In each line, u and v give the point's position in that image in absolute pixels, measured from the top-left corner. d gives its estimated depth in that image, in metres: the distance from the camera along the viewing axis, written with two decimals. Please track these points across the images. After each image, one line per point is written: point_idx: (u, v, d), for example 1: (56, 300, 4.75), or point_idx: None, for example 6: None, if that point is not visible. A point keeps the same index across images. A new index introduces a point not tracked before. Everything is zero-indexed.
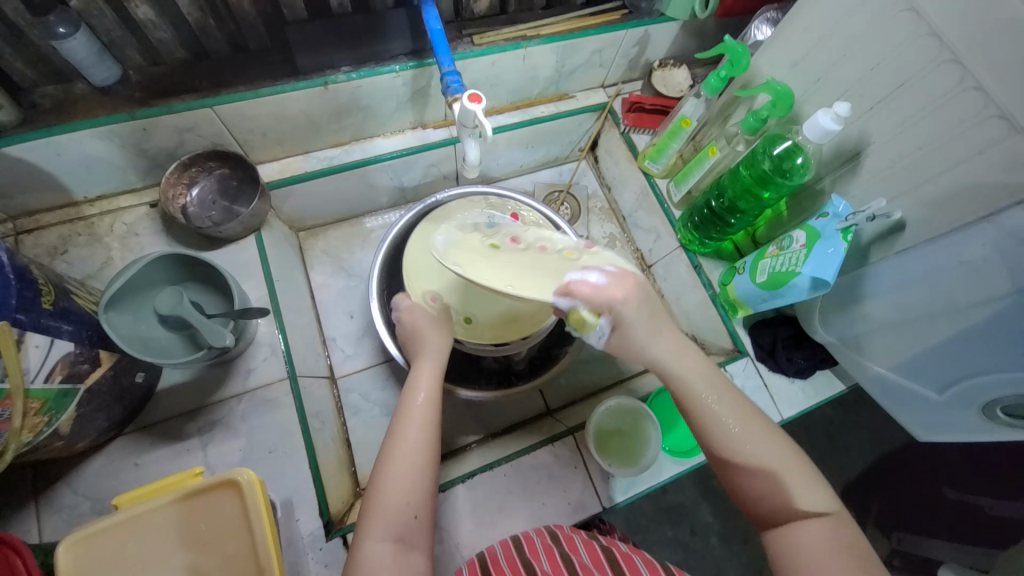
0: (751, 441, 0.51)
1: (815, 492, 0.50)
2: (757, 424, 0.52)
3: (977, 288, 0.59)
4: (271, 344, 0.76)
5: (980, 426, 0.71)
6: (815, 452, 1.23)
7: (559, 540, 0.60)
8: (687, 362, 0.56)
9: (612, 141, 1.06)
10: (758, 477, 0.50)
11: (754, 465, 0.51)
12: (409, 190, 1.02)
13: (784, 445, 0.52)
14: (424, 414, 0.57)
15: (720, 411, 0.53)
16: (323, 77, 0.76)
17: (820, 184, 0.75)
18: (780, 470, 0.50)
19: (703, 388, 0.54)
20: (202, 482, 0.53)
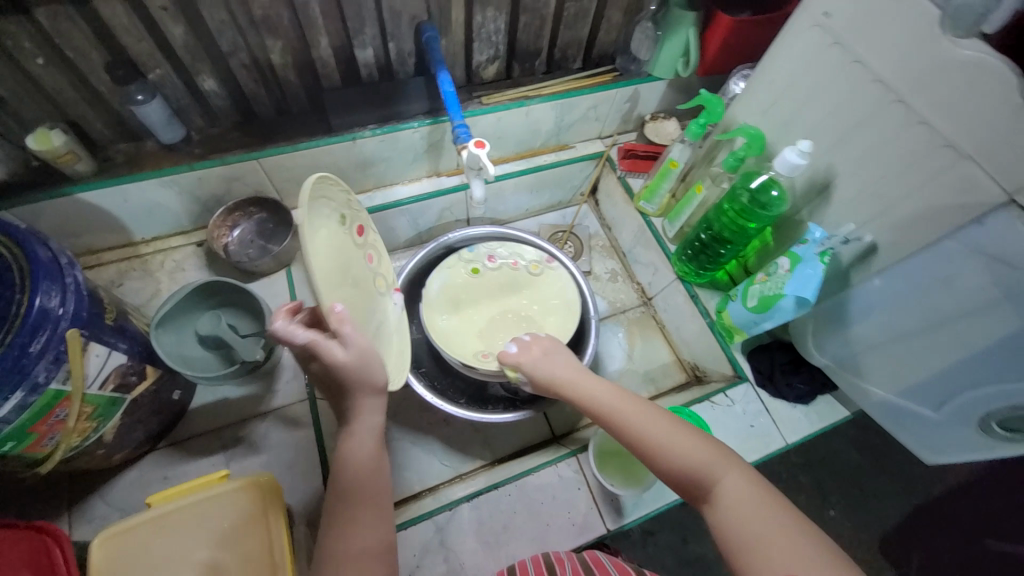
0: (651, 428, 0.55)
1: (724, 458, 0.51)
2: (655, 412, 0.57)
3: (964, 297, 0.62)
4: (294, 367, 0.82)
5: (983, 443, 0.72)
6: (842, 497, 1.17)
7: (548, 565, 0.60)
8: (585, 382, 0.65)
9: (611, 185, 1.15)
10: (665, 455, 0.53)
11: (657, 446, 0.54)
12: (425, 231, 1.11)
13: (692, 429, 0.55)
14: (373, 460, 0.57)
15: (617, 414, 0.59)
16: (352, 134, 0.88)
17: (798, 216, 0.81)
18: (682, 442, 0.53)
19: (603, 397, 0.62)
20: (229, 484, 0.58)
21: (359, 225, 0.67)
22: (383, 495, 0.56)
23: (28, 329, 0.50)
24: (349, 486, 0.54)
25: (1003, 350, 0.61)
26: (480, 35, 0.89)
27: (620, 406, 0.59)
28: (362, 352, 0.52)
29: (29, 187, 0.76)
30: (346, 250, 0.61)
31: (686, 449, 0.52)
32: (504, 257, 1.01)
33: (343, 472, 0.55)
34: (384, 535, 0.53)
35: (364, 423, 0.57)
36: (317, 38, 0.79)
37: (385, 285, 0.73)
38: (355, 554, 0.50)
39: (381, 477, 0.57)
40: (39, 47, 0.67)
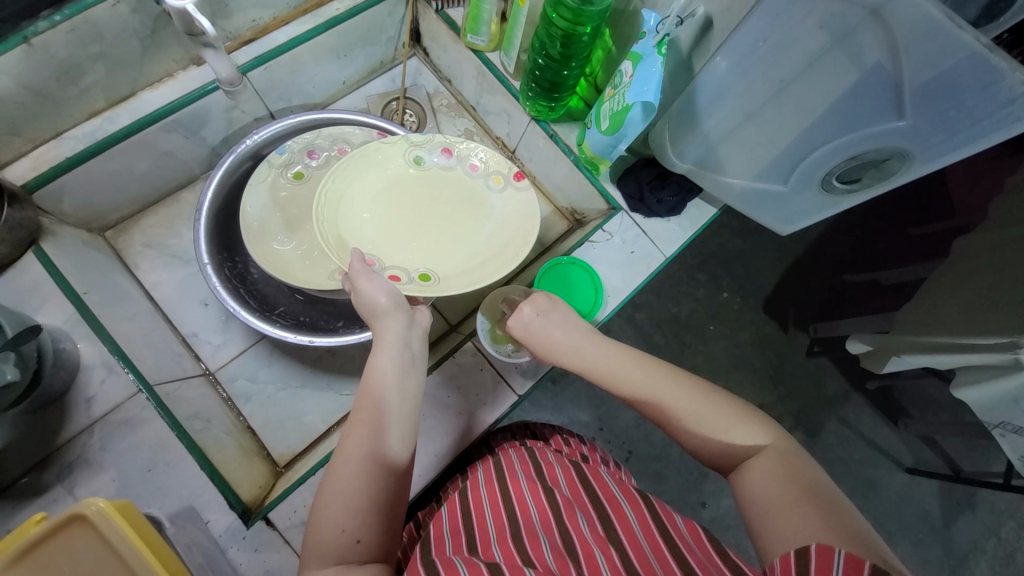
0: (685, 403, 0.54)
1: (772, 448, 0.50)
2: (682, 383, 0.56)
3: (874, 113, 0.58)
4: (106, 362, 0.66)
5: (824, 202, 0.74)
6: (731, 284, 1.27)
7: (542, 475, 0.62)
8: (593, 350, 0.61)
9: (432, 24, 0.93)
10: (696, 430, 0.53)
11: (697, 425, 0.53)
12: (220, 146, 0.87)
13: (724, 399, 0.55)
14: (389, 379, 0.58)
15: (633, 386, 0.57)
16: (20, 32, 0.60)
17: (632, 5, 0.71)
18: (728, 424, 0.52)
19: (619, 365, 0.59)
20: (48, 525, 0.47)
21: (441, 149, 0.80)
22: (400, 411, 0.57)
23: None
24: (362, 404, 0.57)
25: (836, 103, 0.60)
26: None
27: (648, 384, 0.56)
28: (374, 291, 0.64)
29: None
30: (430, 178, 0.80)
31: (730, 428, 0.52)
32: (330, 147, 0.85)
33: (367, 387, 0.59)
34: (386, 448, 0.55)
35: (385, 344, 0.61)
36: None
37: (501, 180, 0.79)
38: (359, 459, 0.53)
39: (398, 390, 0.58)
40: None
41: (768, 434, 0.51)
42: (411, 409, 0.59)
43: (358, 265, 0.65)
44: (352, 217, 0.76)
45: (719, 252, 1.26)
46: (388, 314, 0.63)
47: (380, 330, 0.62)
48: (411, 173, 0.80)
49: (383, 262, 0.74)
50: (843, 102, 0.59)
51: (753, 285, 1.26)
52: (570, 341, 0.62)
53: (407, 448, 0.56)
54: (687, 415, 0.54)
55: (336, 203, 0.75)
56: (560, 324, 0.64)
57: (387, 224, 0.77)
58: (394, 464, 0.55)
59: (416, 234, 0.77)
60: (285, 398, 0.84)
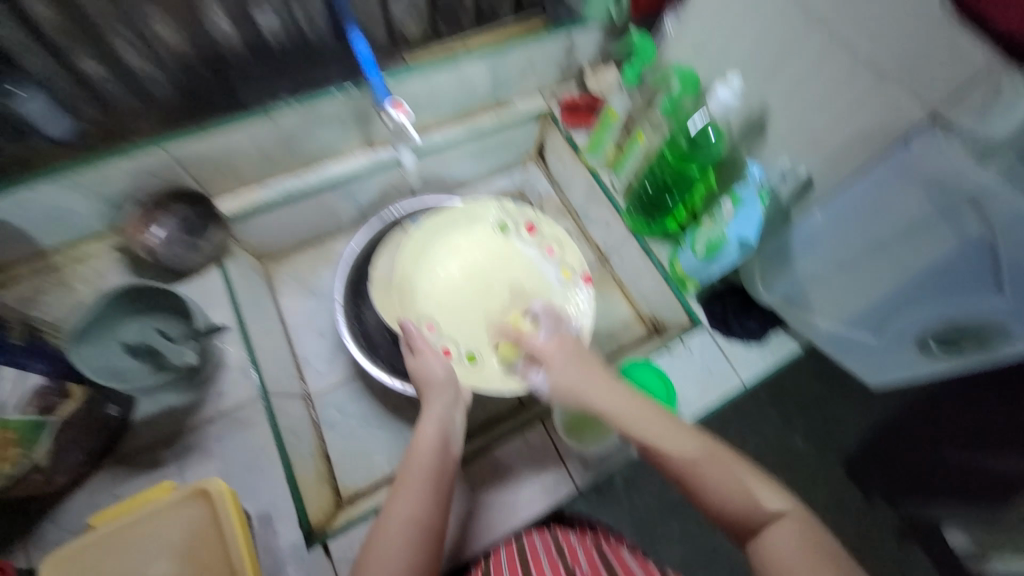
0: (705, 456, 0.55)
1: (794, 513, 0.52)
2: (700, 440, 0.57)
3: (969, 280, 0.61)
4: (240, 366, 0.78)
5: (918, 360, 0.76)
6: (809, 427, 1.20)
7: (563, 555, 0.65)
8: (616, 398, 0.63)
9: (557, 143, 1.11)
10: (713, 488, 0.54)
11: (719, 482, 0.54)
12: (369, 210, 1.07)
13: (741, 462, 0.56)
14: (432, 445, 0.65)
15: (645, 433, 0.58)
16: (264, 108, 0.79)
17: (738, 152, 0.78)
18: (751, 486, 0.54)
19: (634, 413, 0.60)
20: (176, 494, 0.56)
21: (527, 225, 0.97)
22: (441, 476, 0.63)
23: None
24: (409, 465, 0.63)
25: (930, 271, 0.64)
26: None
27: (662, 436, 0.57)
28: (427, 360, 0.74)
29: None
30: (507, 251, 0.96)
31: (753, 488, 0.54)
32: None
33: (413, 450, 0.65)
34: (428, 511, 0.59)
35: (432, 412, 0.69)
36: (209, 8, 0.71)
37: (571, 277, 0.93)
38: (401, 520, 0.57)
39: (443, 456, 0.65)
40: None
41: (785, 498, 0.53)
42: (448, 476, 0.64)
43: (419, 336, 0.76)
44: (424, 286, 0.92)
45: (795, 390, 1.23)
46: (440, 385, 0.72)
47: (429, 400, 0.71)
48: (480, 252, 0.96)
49: (441, 330, 0.88)
50: (937, 272, 0.64)
51: (830, 433, 1.19)
52: (593, 387, 0.65)
53: (442, 516, 0.60)
54: (710, 471, 0.54)
55: (416, 256, 0.93)
56: (591, 366, 0.68)
57: (450, 296, 0.92)
58: (432, 529, 0.58)
59: (472, 311, 0.91)
60: (361, 434, 0.91)
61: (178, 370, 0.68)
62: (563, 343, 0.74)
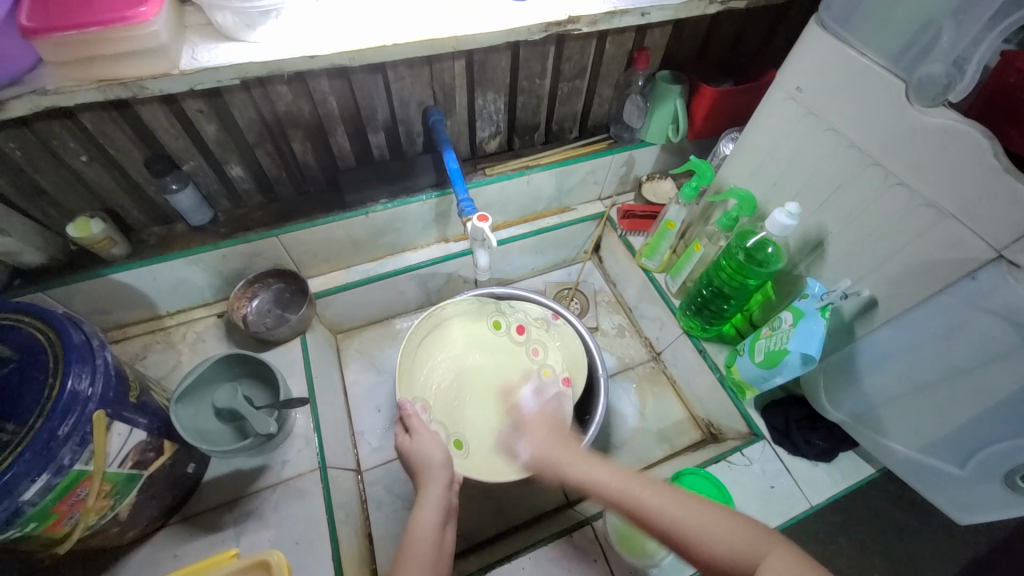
0: (667, 502, 0.57)
1: (768, 539, 0.51)
2: (670, 492, 0.57)
3: None
4: (306, 436, 0.83)
5: (1014, 502, 0.67)
6: (890, 565, 1.06)
7: None
8: (592, 469, 0.63)
9: (613, 243, 1.18)
10: (697, 541, 0.53)
11: (695, 529, 0.54)
12: (434, 293, 1.16)
13: (721, 509, 0.55)
14: (429, 533, 0.62)
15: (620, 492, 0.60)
16: (365, 208, 0.93)
17: (797, 270, 0.83)
18: (722, 525, 0.53)
19: (608, 480, 0.61)
20: (240, 562, 0.58)
21: (517, 326, 0.97)
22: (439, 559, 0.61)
23: (59, 412, 0.52)
24: (407, 550, 0.60)
25: (1010, 404, 0.61)
26: (482, 115, 0.95)
27: (639, 491, 0.59)
28: (420, 442, 0.72)
29: (64, 269, 0.81)
30: (495, 346, 0.97)
31: (721, 532, 0.53)
32: (533, 339, 0.97)
33: (410, 536, 0.62)
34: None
35: (430, 494, 0.66)
36: (334, 126, 0.84)
37: (551, 373, 0.92)
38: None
39: (440, 545, 0.62)
40: (83, 145, 0.72)
41: (744, 524, 0.53)
42: (445, 567, 0.61)
43: (415, 419, 0.75)
44: (422, 377, 0.91)
45: (870, 519, 1.11)
46: (438, 469, 0.69)
47: (427, 480, 0.68)
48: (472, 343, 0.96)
49: (434, 415, 0.87)
50: (1018, 405, 0.60)
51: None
52: (577, 471, 0.64)
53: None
54: (678, 519, 0.55)
55: (414, 353, 0.91)
56: (558, 442, 0.70)
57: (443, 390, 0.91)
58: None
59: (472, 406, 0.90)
60: (404, 518, 0.91)
61: (257, 435, 0.75)
62: (544, 417, 0.77)
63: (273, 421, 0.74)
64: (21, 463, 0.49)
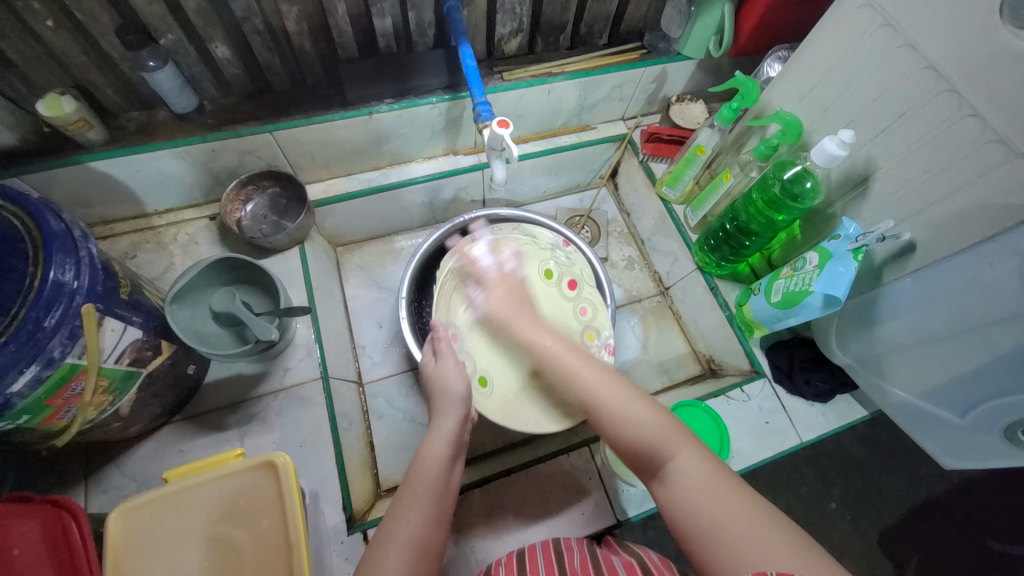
0: (601, 393, 0.58)
1: (679, 436, 0.52)
2: (612, 379, 0.60)
3: None
4: (308, 346, 0.82)
5: (1006, 451, 0.69)
6: (852, 495, 1.14)
7: (559, 565, 0.60)
8: (544, 334, 0.67)
9: (632, 169, 1.11)
10: (618, 418, 0.56)
11: (614, 411, 0.57)
12: (439, 211, 1.10)
13: (651, 402, 0.57)
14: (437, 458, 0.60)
15: (567, 372, 0.63)
16: (368, 108, 0.84)
17: (831, 209, 0.79)
18: (642, 415, 0.55)
19: (558, 356, 0.64)
20: (244, 462, 0.58)
21: (569, 279, 0.87)
22: (445, 490, 0.59)
23: (43, 303, 0.48)
24: (411, 478, 0.58)
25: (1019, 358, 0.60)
26: (503, 6, 0.82)
27: (578, 369, 0.62)
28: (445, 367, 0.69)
29: (36, 153, 0.74)
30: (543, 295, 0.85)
31: (640, 418, 0.55)
32: (581, 297, 0.86)
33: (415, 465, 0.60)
34: (431, 534, 0.55)
35: (441, 429, 0.63)
36: (334, 5, 0.72)
37: (595, 338, 0.82)
38: (407, 544, 0.53)
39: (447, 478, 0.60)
40: (45, 5, 0.62)
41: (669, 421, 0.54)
42: (451, 497, 0.59)
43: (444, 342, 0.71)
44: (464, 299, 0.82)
45: (842, 455, 1.16)
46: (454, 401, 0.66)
47: (443, 411, 0.65)
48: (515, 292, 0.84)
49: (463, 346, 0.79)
50: None
51: (874, 507, 1.12)
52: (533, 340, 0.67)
53: (444, 537, 0.56)
54: (613, 407, 0.57)
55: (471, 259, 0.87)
56: (516, 309, 0.71)
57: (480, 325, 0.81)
58: (434, 551, 0.54)
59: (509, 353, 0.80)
60: (404, 429, 0.93)
61: (258, 341, 0.73)
62: (504, 279, 0.76)
63: (275, 328, 0.71)
64: (6, 353, 0.46)
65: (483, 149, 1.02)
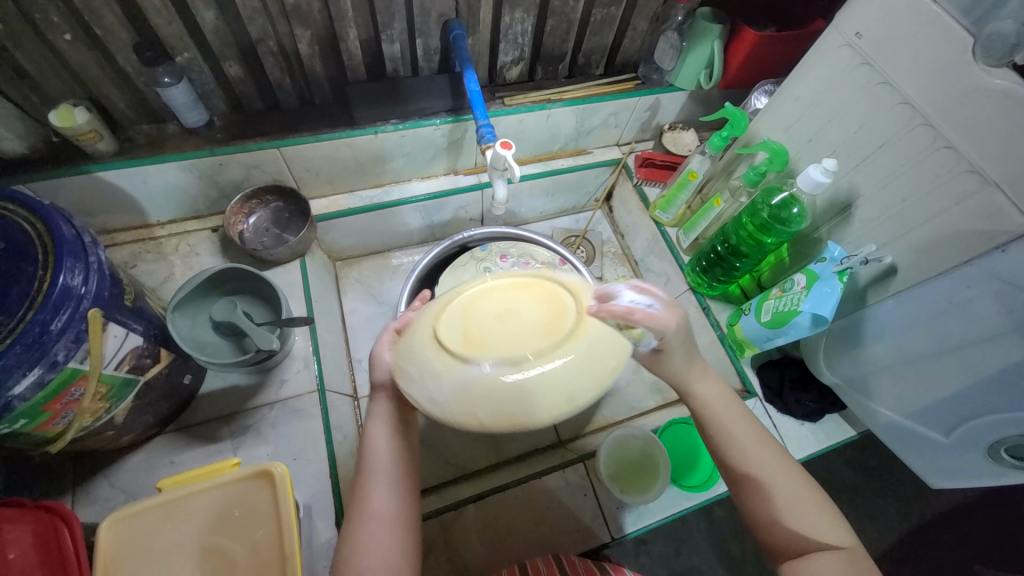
0: (766, 471, 0.54)
1: (832, 530, 0.52)
2: (774, 451, 0.56)
3: None
4: (305, 358, 0.82)
5: (990, 470, 0.71)
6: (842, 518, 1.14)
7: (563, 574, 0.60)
8: (707, 380, 0.59)
9: (626, 193, 1.15)
10: (773, 493, 0.53)
11: (770, 487, 0.53)
12: (438, 228, 1.12)
13: (807, 487, 0.54)
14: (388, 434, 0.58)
15: (723, 425, 0.57)
16: (374, 127, 0.87)
17: (817, 233, 0.82)
18: (800, 501, 0.53)
19: (716, 406, 0.58)
20: (240, 472, 0.58)
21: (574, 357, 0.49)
22: (408, 466, 0.58)
23: (51, 306, 0.48)
24: (369, 461, 0.56)
25: (998, 377, 0.63)
26: (507, 36, 0.87)
27: (734, 429, 0.57)
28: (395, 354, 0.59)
29: (45, 162, 0.75)
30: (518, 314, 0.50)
31: (799, 503, 0.53)
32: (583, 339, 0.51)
33: (368, 449, 0.57)
34: (404, 506, 0.55)
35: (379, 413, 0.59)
36: (346, 30, 0.76)
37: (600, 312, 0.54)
38: (382, 518, 0.53)
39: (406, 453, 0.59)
40: (66, 21, 0.65)
41: (842, 533, 0.52)
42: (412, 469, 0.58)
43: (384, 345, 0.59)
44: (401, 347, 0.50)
45: (831, 478, 1.17)
46: None
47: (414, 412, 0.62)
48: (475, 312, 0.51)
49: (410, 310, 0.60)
50: (1008, 378, 0.62)
51: (863, 530, 1.13)
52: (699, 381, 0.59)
53: (413, 504, 0.56)
54: (770, 483, 0.54)
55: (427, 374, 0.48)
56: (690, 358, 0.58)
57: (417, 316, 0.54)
58: (408, 518, 0.55)
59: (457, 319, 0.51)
60: None
61: (257, 352, 0.73)
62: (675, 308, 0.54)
63: (276, 338, 0.72)
64: (11, 355, 0.46)
65: (482, 169, 1.05)
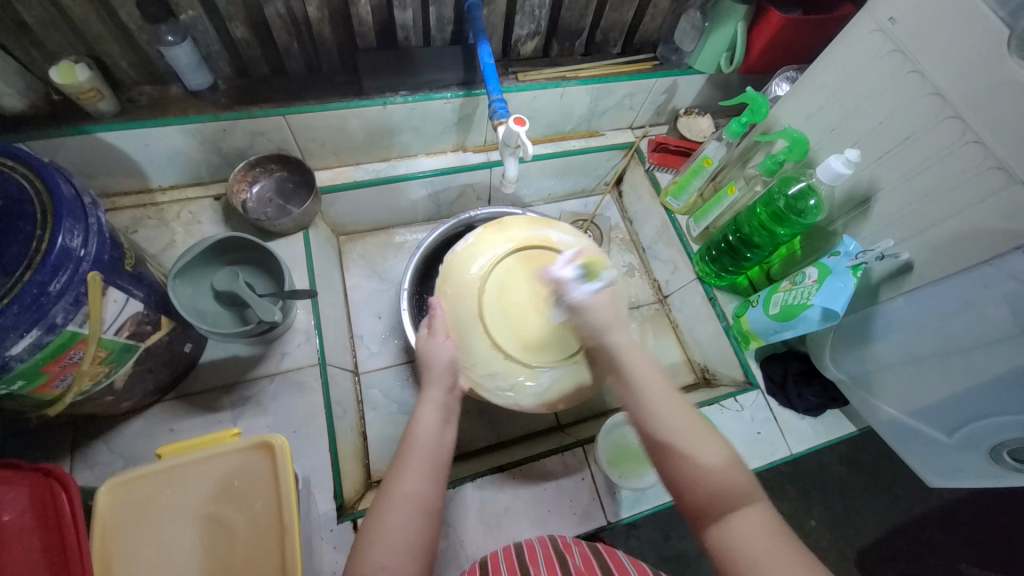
0: (680, 435, 0.53)
1: (747, 496, 0.50)
2: (693, 416, 0.54)
3: None
4: (307, 331, 0.81)
5: (989, 471, 0.71)
6: (833, 512, 1.15)
7: (560, 557, 0.60)
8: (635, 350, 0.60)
9: (637, 177, 1.12)
10: (688, 457, 0.52)
11: (685, 449, 0.52)
12: (444, 206, 1.10)
13: (726, 452, 0.52)
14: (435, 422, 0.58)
15: (637, 389, 0.57)
16: (383, 98, 0.84)
17: (832, 226, 0.81)
18: (716, 464, 0.51)
19: (638, 367, 0.58)
20: (240, 443, 0.57)
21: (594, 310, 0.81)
22: (443, 455, 0.57)
23: (49, 268, 0.47)
24: (409, 444, 0.56)
25: (1008, 380, 0.62)
26: (524, 7, 0.83)
27: (648, 393, 0.56)
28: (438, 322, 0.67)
29: (44, 120, 0.73)
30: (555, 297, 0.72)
31: (717, 469, 0.51)
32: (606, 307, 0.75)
33: (409, 434, 0.57)
34: (431, 491, 0.53)
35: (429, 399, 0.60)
36: None
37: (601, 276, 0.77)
38: (411, 500, 0.52)
39: (445, 442, 0.58)
40: None
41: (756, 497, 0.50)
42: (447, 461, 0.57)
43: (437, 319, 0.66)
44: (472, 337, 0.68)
45: (826, 472, 1.18)
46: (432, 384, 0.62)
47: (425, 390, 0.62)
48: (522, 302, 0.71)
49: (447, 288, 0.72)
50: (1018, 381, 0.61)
51: (853, 525, 1.14)
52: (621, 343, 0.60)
53: (442, 494, 0.54)
54: (685, 445, 0.52)
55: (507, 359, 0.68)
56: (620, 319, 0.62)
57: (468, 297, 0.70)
58: (437, 508, 0.53)
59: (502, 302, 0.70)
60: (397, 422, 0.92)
61: (259, 322, 0.72)
62: None
63: (278, 310, 0.71)
64: (8, 316, 0.45)
65: (492, 147, 1.03)
